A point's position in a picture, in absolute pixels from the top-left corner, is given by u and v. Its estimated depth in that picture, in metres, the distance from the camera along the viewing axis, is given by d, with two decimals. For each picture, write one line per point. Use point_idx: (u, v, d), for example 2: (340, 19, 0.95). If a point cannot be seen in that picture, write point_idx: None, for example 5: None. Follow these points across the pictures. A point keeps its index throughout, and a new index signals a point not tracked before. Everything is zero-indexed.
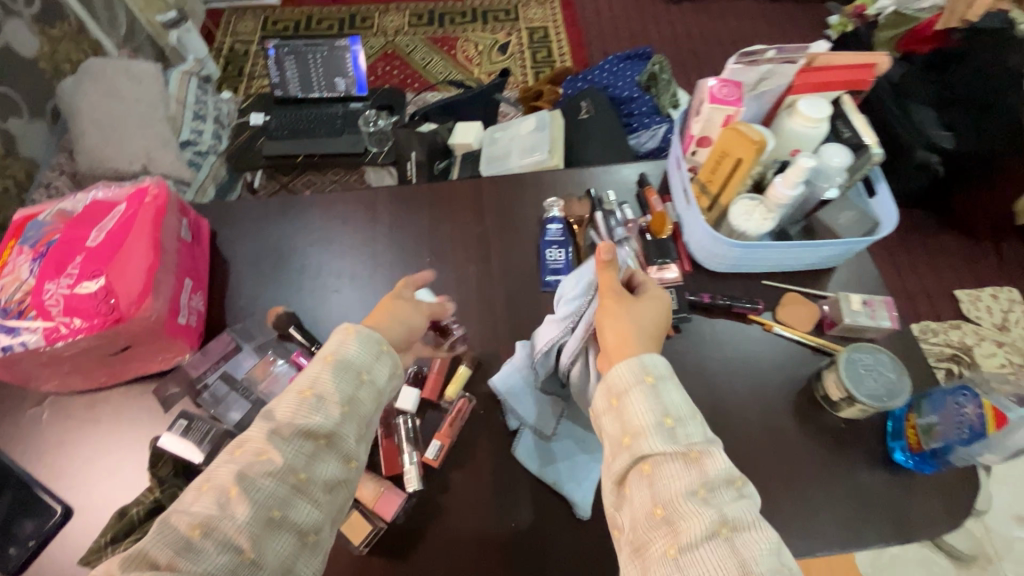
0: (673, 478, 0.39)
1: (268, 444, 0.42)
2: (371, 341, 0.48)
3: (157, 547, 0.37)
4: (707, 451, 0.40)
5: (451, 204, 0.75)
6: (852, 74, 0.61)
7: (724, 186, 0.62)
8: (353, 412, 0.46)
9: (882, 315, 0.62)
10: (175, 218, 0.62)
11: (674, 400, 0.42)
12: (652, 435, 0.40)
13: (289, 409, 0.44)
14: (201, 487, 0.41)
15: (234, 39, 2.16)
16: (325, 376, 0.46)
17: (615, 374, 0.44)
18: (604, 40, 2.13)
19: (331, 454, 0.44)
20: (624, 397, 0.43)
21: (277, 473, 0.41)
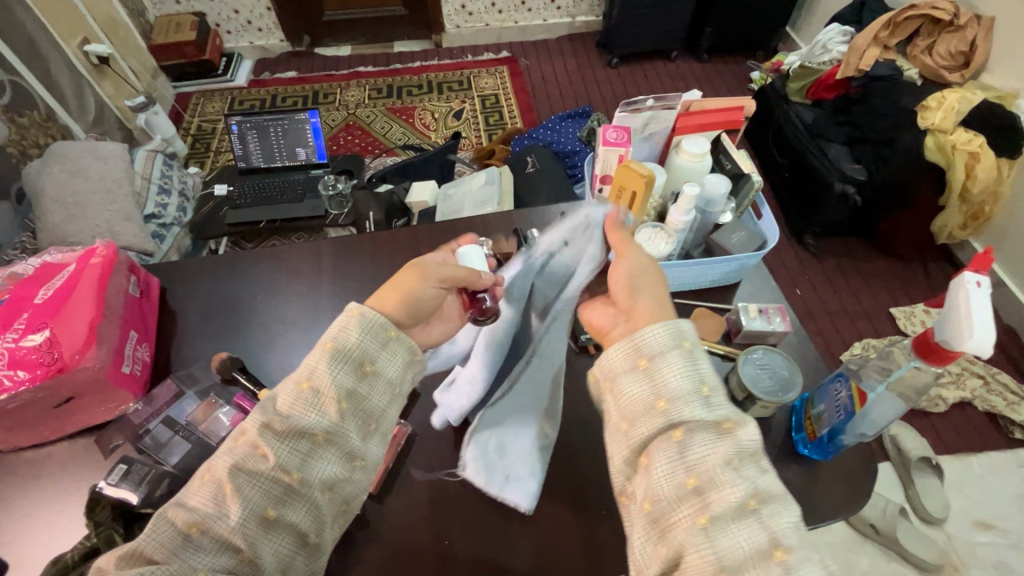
0: (705, 450, 0.37)
1: (264, 440, 0.42)
2: (377, 327, 0.46)
3: (154, 544, 0.39)
4: (742, 422, 0.39)
5: (390, 250, 0.81)
6: (725, 116, 0.71)
7: (627, 217, 0.69)
8: (354, 407, 0.45)
9: (777, 320, 0.69)
10: (124, 276, 0.67)
11: (710, 368, 0.41)
12: (692, 402, 0.39)
13: (288, 402, 0.43)
14: (202, 480, 0.42)
15: (202, 119, 2.27)
16: (322, 366, 0.44)
17: (648, 335, 0.41)
18: (551, 103, 2.31)
19: (330, 451, 0.44)
20: (658, 360, 0.40)
21: (270, 474, 0.42)
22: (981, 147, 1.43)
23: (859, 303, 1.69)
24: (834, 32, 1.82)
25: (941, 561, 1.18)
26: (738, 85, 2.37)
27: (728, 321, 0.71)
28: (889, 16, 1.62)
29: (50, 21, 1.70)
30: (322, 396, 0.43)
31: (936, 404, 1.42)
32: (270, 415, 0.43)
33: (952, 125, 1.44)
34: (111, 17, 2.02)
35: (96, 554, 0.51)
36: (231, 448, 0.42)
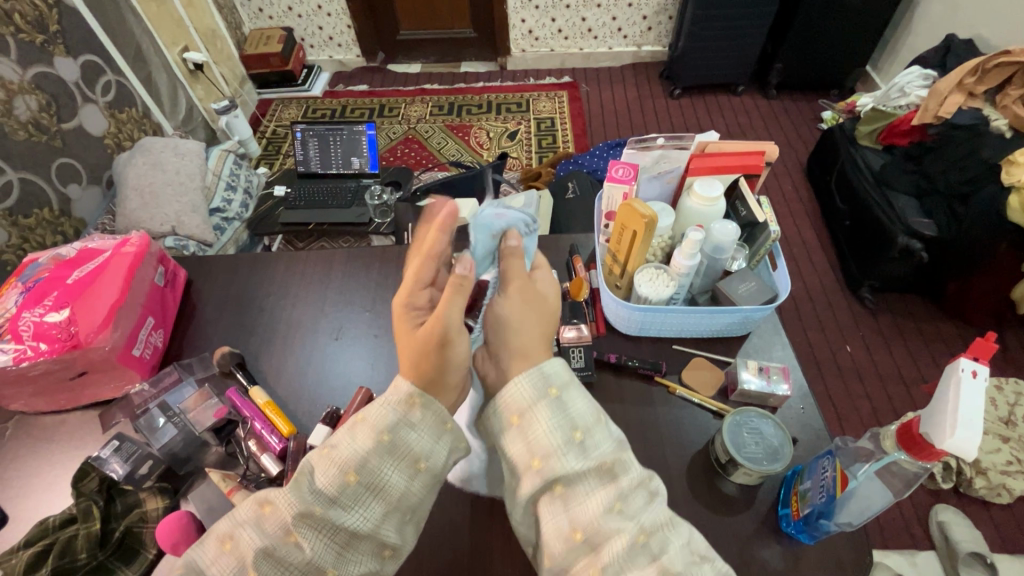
0: (587, 497, 0.41)
1: (298, 527, 0.41)
2: (436, 418, 0.44)
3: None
4: (618, 461, 0.43)
5: (399, 265, 0.83)
6: (744, 159, 0.67)
7: (628, 255, 0.66)
8: (399, 505, 0.43)
9: (778, 381, 0.64)
10: (150, 266, 0.74)
11: (578, 409, 0.44)
12: (564, 454, 0.42)
13: (330, 491, 0.42)
14: (224, 547, 0.43)
15: (277, 124, 2.46)
16: (374, 460, 0.42)
17: (518, 389, 0.45)
18: (606, 130, 2.31)
19: (362, 547, 0.43)
20: (528, 415, 0.44)
21: (302, 563, 0.41)
22: None
23: (917, 369, 1.53)
24: (915, 75, 1.70)
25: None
26: (807, 124, 2.26)
27: (727, 376, 0.67)
28: (976, 62, 1.48)
29: (157, 30, 1.90)
30: (367, 490, 0.42)
31: (998, 495, 1.25)
32: (310, 500, 0.42)
33: None
34: (210, 29, 2.24)
35: (73, 520, 0.55)
36: (260, 520, 0.42)
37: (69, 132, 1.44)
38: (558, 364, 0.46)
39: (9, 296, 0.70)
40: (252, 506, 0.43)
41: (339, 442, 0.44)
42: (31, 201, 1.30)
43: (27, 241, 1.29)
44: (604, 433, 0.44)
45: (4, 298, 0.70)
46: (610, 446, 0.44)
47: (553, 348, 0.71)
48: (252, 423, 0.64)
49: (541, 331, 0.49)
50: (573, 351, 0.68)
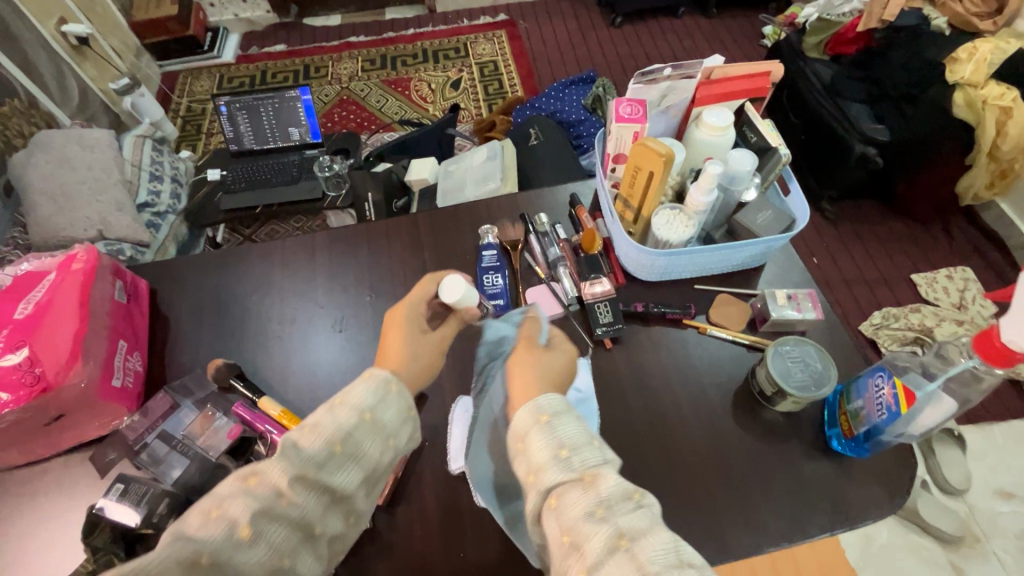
0: (573, 505, 0.38)
1: (298, 483, 0.38)
2: (404, 405, 0.44)
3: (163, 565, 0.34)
4: (600, 472, 0.39)
5: (389, 239, 0.77)
6: (750, 83, 0.64)
7: (643, 199, 0.64)
8: (373, 477, 0.43)
9: (807, 307, 0.64)
10: (107, 282, 0.64)
11: (571, 429, 0.42)
12: (549, 468, 0.40)
13: (316, 459, 0.39)
14: (208, 514, 0.36)
15: (190, 99, 2.19)
16: (360, 433, 0.41)
17: (517, 420, 0.44)
18: (553, 67, 2.20)
19: (338, 512, 0.41)
20: (526, 439, 0.42)
21: (296, 521, 0.38)
22: (1016, 100, 1.34)
23: (877, 270, 1.63)
24: None
25: (961, 533, 1.16)
26: (750, 41, 2.25)
27: (753, 309, 0.67)
28: None
29: None
30: (353, 458, 0.41)
31: None
32: (301, 463, 0.39)
33: (983, 78, 1.35)
34: None
35: None
36: (249, 487, 0.37)
37: None
38: (553, 395, 0.45)
39: None
40: (238, 478, 0.38)
41: (326, 414, 0.41)
42: None
43: None
44: (596, 449, 0.41)
45: None
46: (601, 458, 0.40)
47: (576, 306, 0.68)
48: (272, 437, 0.59)
49: (550, 374, 0.48)
50: (599, 306, 0.66)
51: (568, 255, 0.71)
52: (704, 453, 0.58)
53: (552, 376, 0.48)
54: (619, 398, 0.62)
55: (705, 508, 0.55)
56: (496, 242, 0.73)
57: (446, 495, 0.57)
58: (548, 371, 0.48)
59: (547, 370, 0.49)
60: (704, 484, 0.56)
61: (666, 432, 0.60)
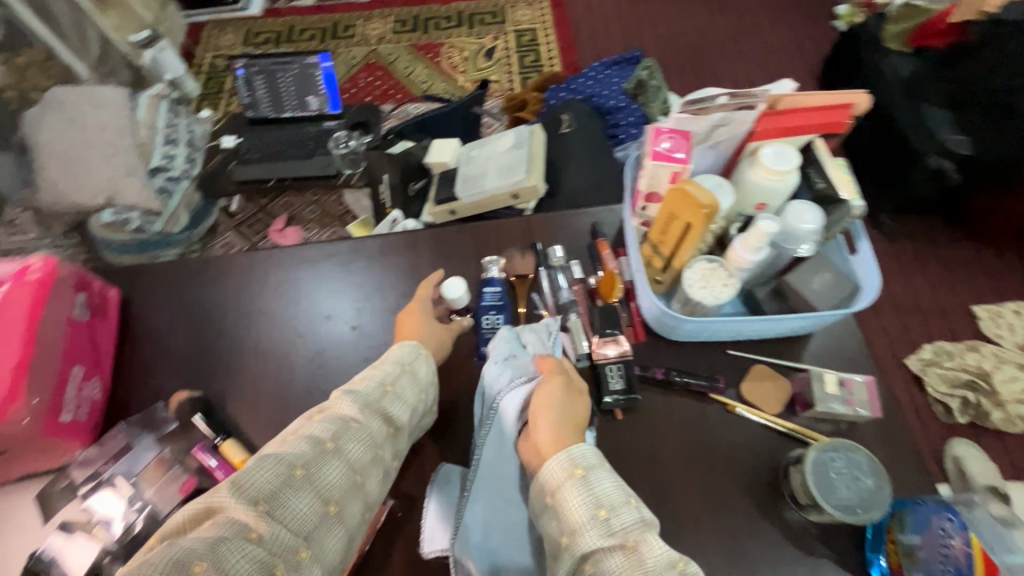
0: (615, 574, 0.38)
1: (362, 412, 0.46)
2: (429, 364, 0.54)
3: (263, 477, 0.38)
4: (643, 538, 0.40)
5: (384, 258, 0.68)
6: (823, 116, 0.52)
7: (676, 249, 0.54)
8: (411, 421, 0.51)
9: (860, 400, 0.53)
10: (65, 298, 0.58)
11: (606, 486, 0.42)
12: (588, 531, 0.40)
13: (372, 395, 0.48)
14: (287, 439, 0.42)
15: (214, 54, 2.10)
16: (403, 379, 0.50)
17: (547, 473, 0.44)
18: (596, 40, 2.02)
19: (391, 446, 0.48)
20: (559, 495, 0.43)
21: (364, 442, 0.44)
22: None
23: (935, 298, 1.46)
24: None
25: None
26: (820, 22, 2.01)
27: (795, 387, 0.56)
28: None
29: None
30: (399, 398, 0.49)
31: (1013, 424, 1.24)
32: (359, 400, 0.47)
33: None
34: None
35: None
36: (316, 419, 0.44)
37: None
38: (587, 446, 0.45)
39: None
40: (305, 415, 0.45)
41: (367, 372, 0.50)
42: None
43: None
44: (634, 511, 0.42)
45: None
46: (639, 522, 0.41)
47: (585, 363, 0.58)
48: None
49: (574, 417, 0.48)
50: (610, 370, 0.56)
51: (581, 300, 0.62)
52: (718, 561, 0.50)
53: (579, 420, 0.48)
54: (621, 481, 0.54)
55: None
56: (501, 276, 0.64)
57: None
58: (574, 413, 0.48)
59: (568, 412, 0.48)
60: None
61: (674, 531, 0.51)
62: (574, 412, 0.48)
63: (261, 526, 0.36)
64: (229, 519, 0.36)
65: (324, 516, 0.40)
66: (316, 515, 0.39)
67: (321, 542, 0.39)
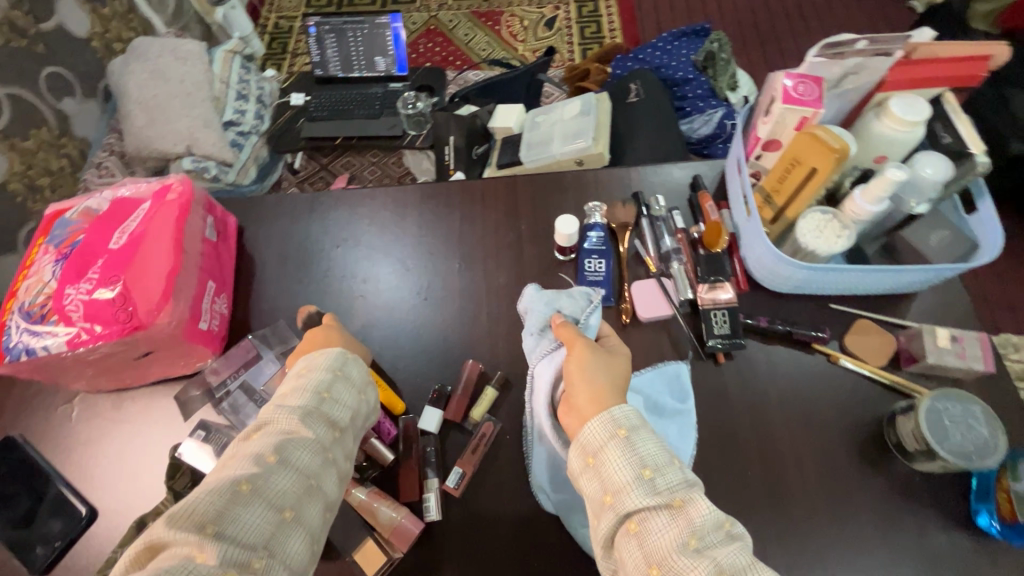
0: (661, 532, 0.36)
1: (303, 422, 0.43)
2: (361, 368, 0.49)
3: (204, 505, 0.36)
4: (690, 498, 0.37)
5: (484, 202, 0.70)
6: (957, 68, 0.51)
7: (793, 198, 0.54)
8: (358, 419, 0.47)
9: (974, 355, 0.53)
10: (200, 218, 0.61)
11: (651, 447, 0.40)
12: (633, 489, 0.38)
13: (306, 402, 0.44)
14: (228, 463, 0.40)
15: (279, 15, 2.12)
16: (338, 381, 0.46)
17: (588, 432, 0.42)
18: (659, 13, 1.98)
19: (342, 445, 0.45)
20: (601, 455, 0.40)
21: (313, 448, 0.42)
22: None
23: (1004, 291, 1.32)
24: None
25: None
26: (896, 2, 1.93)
27: (901, 343, 0.57)
28: None
29: None
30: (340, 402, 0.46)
31: None
32: (294, 412, 0.43)
33: None
34: None
35: None
36: (254, 440, 0.41)
37: (51, 34, 1.27)
38: (629, 407, 0.42)
39: (40, 264, 0.56)
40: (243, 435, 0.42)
41: (297, 381, 0.46)
42: (26, 120, 1.20)
43: (33, 166, 1.21)
44: (679, 474, 0.39)
45: (34, 266, 0.57)
46: (684, 484, 0.38)
47: (686, 309, 0.60)
48: None
49: (614, 379, 0.45)
50: (718, 314, 0.58)
51: (685, 249, 0.63)
52: (823, 502, 0.51)
53: (618, 380, 0.45)
54: (725, 422, 0.55)
55: (817, 564, 0.49)
56: (603, 222, 0.65)
57: (526, 495, 0.53)
58: (612, 378, 0.45)
59: (611, 377, 0.45)
60: (817, 538, 0.50)
61: (777, 472, 0.52)
62: (614, 375, 0.46)
63: (210, 547, 0.33)
64: (175, 553, 0.33)
65: (280, 524, 0.38)
66: (269, 525, 0.37)
67: (279, 553, 0.37)
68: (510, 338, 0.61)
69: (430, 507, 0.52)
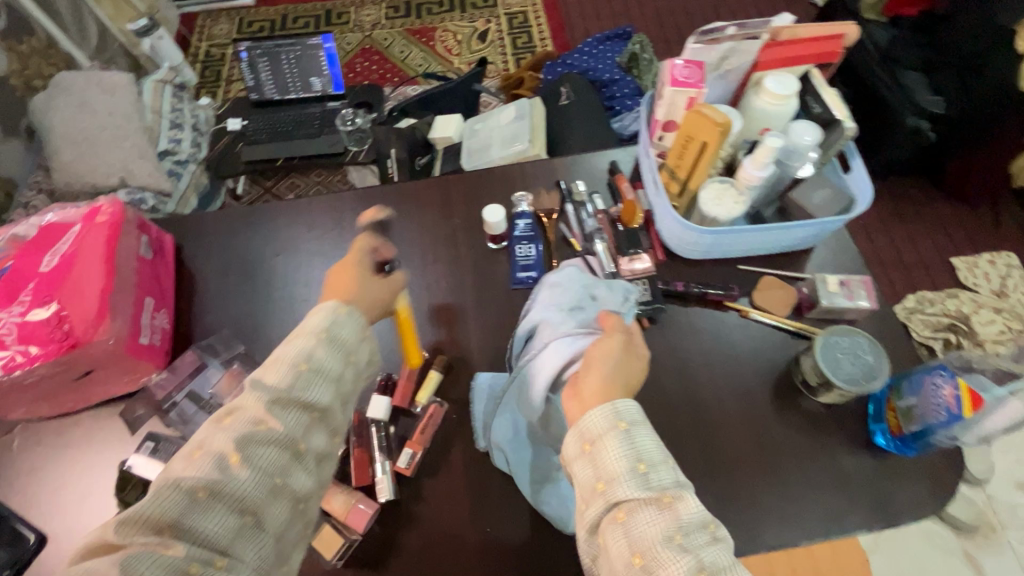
0: (648, 525, 0.38)
1: (271, 411, 0.42)
2: (356, 322, 0.49)
3: (160, 510, 0.37)
4: (680, 495, 0.39)
5: (418, 202, 0.73)
6: (816, 47, 0.59)
7: (692, 171, 0.60)
8: (343, 390, 0.47)
9: (860, 295, 0.60)
10: (133, 237, 0.62)
11: (649, 445, 0.41)
12: (626, 481, 0.39)
13: (282, 380, 0.44)
14: (193, 455, 0.40)
15: (209, 43, 2.11)
16: (319, 351, 0.46)
17: (589, 420, 0.42)
18: (586, 21, 2.08)
19: (321, 428, 0.45)
20: (599, 444, 0.41)
21: (281, 439, 0.42)
22: None
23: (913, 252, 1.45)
24: None
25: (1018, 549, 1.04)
26: None
27: (800, 294, 0.63)
28: None
29: None
30: (319, 376, 0.45)
31: None
32: (271, 391, 0.43)
33: None
34: None
35: None
36: (224, 427, 0.41)
37: None
38: (634, 402, 0.43)
39: None
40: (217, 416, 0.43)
41: (285, 348, 0.46)
42: None
43: None
44: (670, 472, 0.40)
45: None
46: (674, 482, 0.40)
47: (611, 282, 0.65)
48: None
49: (627, 378, 0.45)
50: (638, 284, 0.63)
51: (606, 227, 0.68)
52: (743, 441, 0.56)
53: (630, 382, 0.45)
54: (653, 380, 0.60)
55: (742, 497, 0.53)
56: (530, 210, 0.70)
57: (475, 467, 0.56)
58: (627, 379, 0.45)
59: (622, 371, 0.46)
60: (740, 473, 0.55)
61: (702, 419, 0.57)
62: (628, 376, 0.45)
63: (168, 553, 0.35)
64: (132, 554, 0.35)
65: (240, 528, 0.39)
66: (230, 529, 0.38)
67: (241, 555, 0.39)
68: (451, 325, 0.64)
69: (382, 488, 0.54)
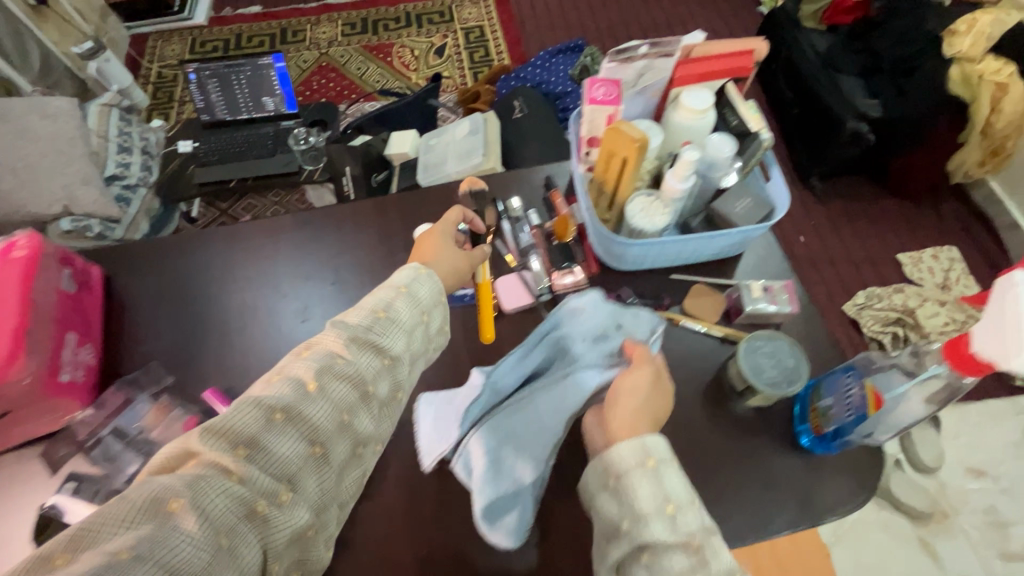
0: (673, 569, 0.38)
1: (349, 347, 0.45)
2: (433, 287, 0.52)
3: (241, 424, 0.38)
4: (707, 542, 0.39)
5: (356, 223, 0.73)
6: (730, 62, 0.61)
7: (617, 185, 0.61)
8: (413, 350, 0.49)
9: (782, 299, 0.62)
10: (53, 271, 0.61)
11: (677, 485, 0.41)
12: (654, 522, 0.39)
13: (361, 322, 0.46)
14: (272, 379, 0.42)
15: (161, 65, 2.07)
16: (397, 303, 0.49)
17: (616, 454, 0.43)
18: (541, 33, 2.11)
19: (388, 376, 0.46)
20: (625, 480, 0.42)
21: (353, 378, 0.44)
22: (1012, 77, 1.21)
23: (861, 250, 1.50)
24: None
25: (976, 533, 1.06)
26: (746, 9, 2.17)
27: (728, 300, 0.65)
28: None
29: None
30: (395, 325, 0.48)
31: None
32: (348, 331, 0.46)
33: (980, 53, 1.22)
34: None
35: None
36: (304, 358, 0.43)
37: None
38: (663, 438, 0.43)
39: None
40: (296, 352, 0.45)
41: (366, 299, 0.49)
42: None
43: None
44: (696, 516, 0.40)
45: None
46: (701, 526, 0.40)
47: (546, 296, 0.66)
48: None
49: (655, 409, 0.47)
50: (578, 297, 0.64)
51: (540, 242, 0.69)
52: (677, 448, 0.57)
53: (659, 414, 0.47)
54: None
55: None
56: None
57: (412, 489, 0.56)
58: (657, 410, 0.47)
59: (650, 404, 0.47)
60: None
61: None
62: (655, 405, 0.47)
63: (241, 470, 0.36)
64: (208, 463, 0.36)
65: (309, 458, 0.40)
66: (299, 459, 0.39)
67: (304, 486, 0.39)
68: None
69: None
